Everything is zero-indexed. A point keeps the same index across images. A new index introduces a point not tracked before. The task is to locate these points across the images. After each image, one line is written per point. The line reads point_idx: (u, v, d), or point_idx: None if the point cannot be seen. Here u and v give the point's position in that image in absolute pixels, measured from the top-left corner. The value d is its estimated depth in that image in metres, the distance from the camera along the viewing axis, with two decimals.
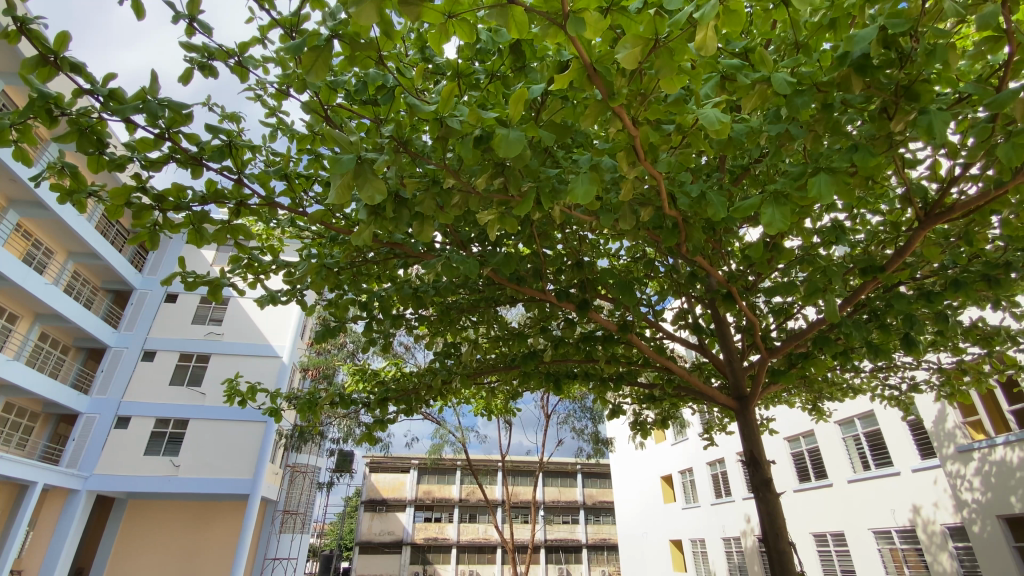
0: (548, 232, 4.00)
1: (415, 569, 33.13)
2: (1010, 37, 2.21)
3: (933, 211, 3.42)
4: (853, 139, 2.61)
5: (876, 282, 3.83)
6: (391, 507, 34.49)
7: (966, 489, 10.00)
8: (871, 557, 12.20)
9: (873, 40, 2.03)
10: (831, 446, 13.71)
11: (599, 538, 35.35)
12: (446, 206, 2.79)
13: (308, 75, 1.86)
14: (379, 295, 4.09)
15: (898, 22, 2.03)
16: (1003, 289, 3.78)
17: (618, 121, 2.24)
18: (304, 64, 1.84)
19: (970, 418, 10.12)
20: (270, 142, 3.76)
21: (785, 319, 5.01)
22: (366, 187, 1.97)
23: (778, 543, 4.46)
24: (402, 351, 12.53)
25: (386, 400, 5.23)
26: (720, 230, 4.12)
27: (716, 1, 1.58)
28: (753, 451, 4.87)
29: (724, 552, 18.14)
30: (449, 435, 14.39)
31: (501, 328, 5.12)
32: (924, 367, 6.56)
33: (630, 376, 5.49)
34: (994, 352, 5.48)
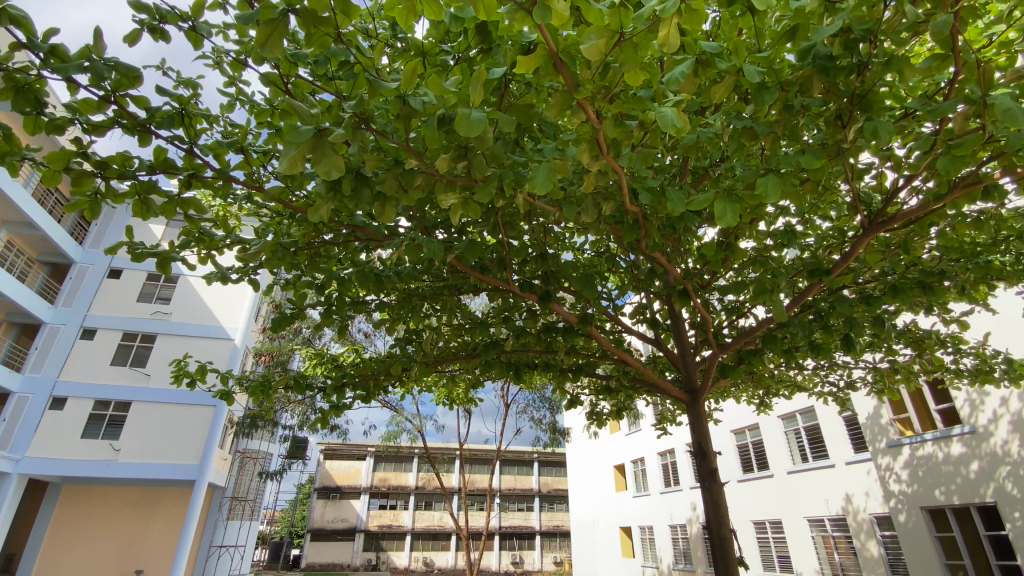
0: (514, 222, 3.98)
1: (368, 556, 32.99)
2: (956, 56, 2.32)
3: (876, 218, 3.61)
4: (806, 144, 2.69)
5: (820, 284, 4.02)
6: (345, 494, 34.14)
7: (894, 481, 10.69)
8: (805, 544, 12.96)
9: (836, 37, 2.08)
10: (773, 439, 14.41)
11: (552, 525, 36.06)
12: (409, 188, 2.73)
13: (262, 50, 1.81)
14: (338, 279, 3.99)
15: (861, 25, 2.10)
16: (935, 295, 4.07)
17: (581, 113, 2.26)
18: (257, 38, 1.79)
19: (900, 415, 10.80)
20: (227, 113, 3.57)
21: (735, 317, 5.21)
22: (324, 162, 1.94)
23: (720, 530, 4.65)
24: (361, 338, 12.36)
25: (344, 385, 5.14)
26: (679, 229, 4.24)
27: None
28: (701, 443, 5.06)
29: (670, 539, 18.86)
30: (406, 422, 14.28)
31: (464, 316, 5.09)
32: (861, 366, 6.94)
33: (588, 368, 5.59)
34: (923, 353, 5.86)
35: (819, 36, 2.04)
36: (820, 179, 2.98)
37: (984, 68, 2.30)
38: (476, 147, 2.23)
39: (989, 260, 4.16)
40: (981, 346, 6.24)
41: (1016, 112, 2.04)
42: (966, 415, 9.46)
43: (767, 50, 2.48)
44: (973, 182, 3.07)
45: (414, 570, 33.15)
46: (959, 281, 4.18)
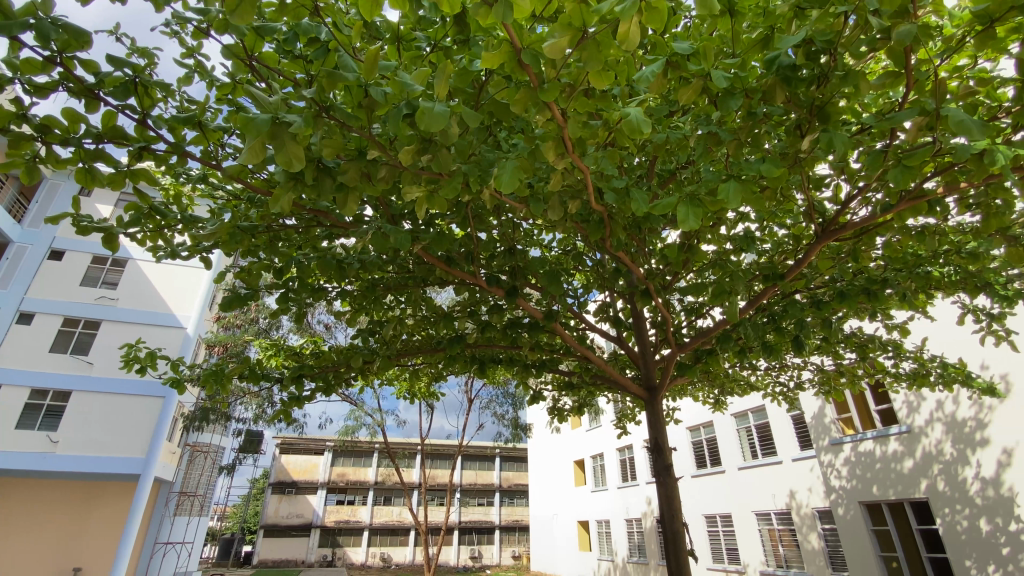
0: (482, 216, 3.96)
1: (323, 552, 32.39)
2: (907, 75, 2.42)
3: (828, 227, 3.77)
4: (766, 152, 2.78)
5: (774, 289, 4.18)
6: (300, 489, 33.38)
7: (835, 477, 11.28)
8: (753, 537, 13.52)
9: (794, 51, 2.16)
10: (726, 436, 14.93)
11: (511, 520, 36.32)
12: (373, 177, 2.68)
13: (230, 17, 1.83)
14: (298, 266, 3.86)
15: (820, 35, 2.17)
16: (879, 302, 4.29)
17: (548, 111, 2.27)
18: (226, 4, 1.80)
19: (843, 415, 11.36)
20: (185, 86, 3.38)
21: (694, 318, 5.35)
22: (283, 150, 1.90)
23: (672, 524, 4.80)
24: (321, 330, 12.09)
25: (301, 376, 4.99)
26: (644, 229, 4.32)
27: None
28: (657, 439, 5.19)
29: (626, 532, 19.36)
30: (366, 417, 14.04)
31: (428, 309, 5.02)
32: (810, 368, 7.25)
33: (552, 364, 5.65)
34: (867, 357, 6.18)
35: (783, 45, 2.10)
36: (778, 187, 3.08)
37: (932, 86, 2.43)
38: (440, 140, 2.20)
39: (928, 270, 4.42)
40: (919, 351, 6.63)
41: (969, 127, 2.16)
42: (903, 415, 10.03)
43: (737, 56, 2.53)
44: (916, 197, 3.25)
45: (370, 565, 32.79)
46: (901, 289, 4.42)
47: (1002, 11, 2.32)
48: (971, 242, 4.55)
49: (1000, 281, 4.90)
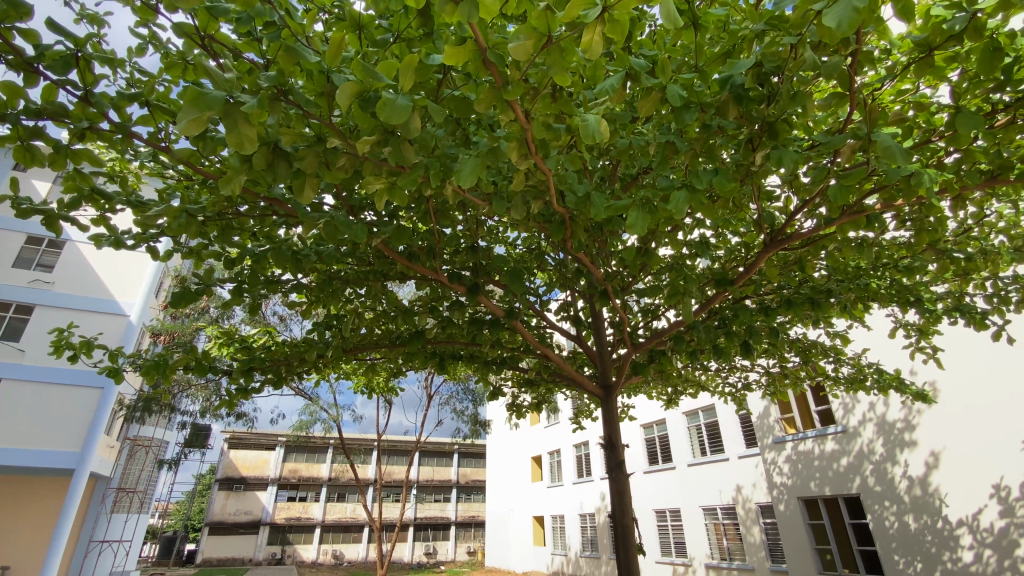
0: (445, 212, 3.94)
1: (272, 550, 31.50)
2: (851, 96, 2.56)
3: (776, 236, 3.95)
4: (719, 163, 2.90)
5: (725, 294, 4.35)
6: (249, 486, 32.32)
7: (777, 474, 11.82)
8: (699, 531, 14.05)
9: (745, 70, 2.27)
10: (677, 434, 15.42)
11: (467, 515, 36.31)
12: (331, 167, 2.62)
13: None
14: (252, 255, 3.73)
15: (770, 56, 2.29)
16: (821, 310, 4.53)
17: (511, 112, 2.29)
18: None
19: (786, 415, 11.92)
20: (135, 60, 3.19)
21: (650, 319, 5.50)
22: (234, 130, 1.84)
23: (623, 519, 4.93)
24: (276, 322, 11.72)
25: (252, 368, 4.80)
26: (604, 232, 4.40)
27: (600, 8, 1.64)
28: (611, 436, 5.32)
29: (580, 527, 19.76)
30: (320, 412, 13.69)
31: (388, 304, 4.95)
32: (757, 370, 7.57)
33: (512, 361, 5.71)
34: (809, 362, 6.51)
35: (736, 66, 2.20)
36: (731, 195, 3.21)
37: (871, 111, 2.58)
38: (401, 132, 2.17)
39: (866, 283, 4.69)
40: (857, 357, 7.02)
41: (893, 154, 2.32)
42: (840, 416, 10.62)
43: (697, 69, 2.62)
44: (856, 212, 3.46)
45: (322, 563, 32.17)
46: (842, 300, 4.67)
47: (937, 42, 2.50)
48: (904, 257, 4.86)
49: (930, 295, 5.25)
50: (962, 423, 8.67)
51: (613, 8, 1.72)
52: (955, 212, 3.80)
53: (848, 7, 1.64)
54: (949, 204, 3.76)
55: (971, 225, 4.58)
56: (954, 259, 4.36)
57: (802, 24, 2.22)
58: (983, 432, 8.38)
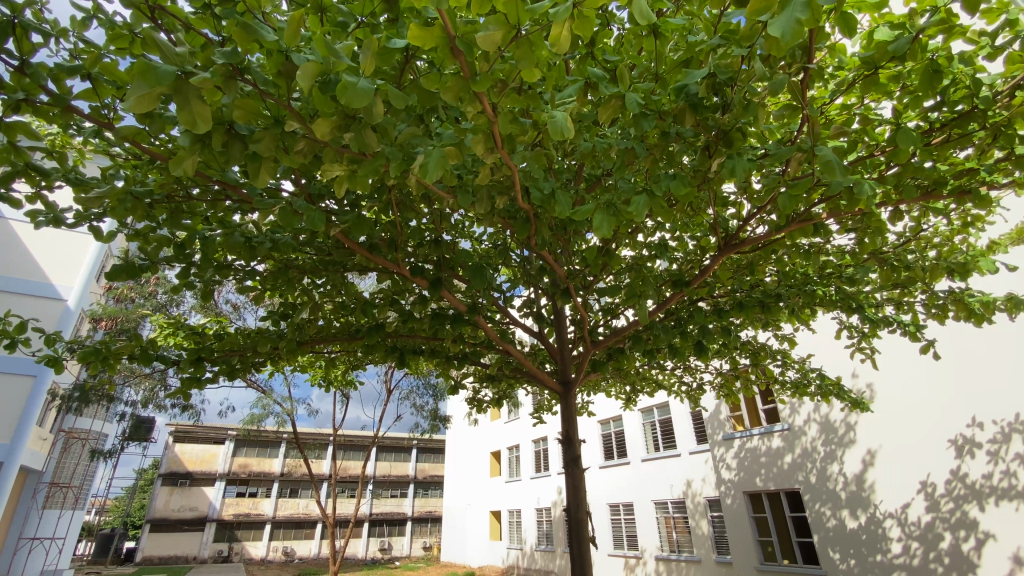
0: (409, 204, 3.90)
1: (218, 547, 30.35)
2: (801, 107, 2.69)
3: (731, 241, 4.09)
4: (678, 168, 3.00)
5: (681, 295, 4.49)
6: (196, 481, 31.12)
7: (725, 469, 12.32)
8: (650, 524, 14.48)
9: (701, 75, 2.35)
10: (633, 431, 15.80)
11: (424, 511, 36.13)
12: (290, 150, 2.56)
13: None
14: (202, 241, 3.57)
15: (725, 63, 2.37)
16: (770, 313, 4.74)
17: (476, 104, 2.29)
18: None
19: (735, 413, 12.41)
20: (78, 28, 2.98)
21: (610, 317, 5.62)
22: (186, 108, 1.78)
23: (577, 512, 5.03)
24: (228, 311, 11.27)
25: (201, 358, 4.60)
26: (568, 230, 4.46)
27: (569, 5, 1.66)
28: (568, 431, 5.41)
29: (536, 521, 20.01)
30: (274, 405, 13.28)
31: (348, 296, 4.85)
32: (711, 371, 7.84)
33: (473, 357, 5.72)
34: (759, 363, 6.79)
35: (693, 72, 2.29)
36: (688, 200, 3.32)
37: (820, 124, 2.72)
38: (363, 117, 2.15)
39: (813, 288, 4.93)
40: (803, 362, 7.37)
41: (835, 167, 2.45)
42: (786, 415, 11.13)
43: (658, 74, 2.71)
44: (805, 220, 3.64)
45: (272, 560, 31.04)
46: (790, 304, 4.89)
47: (881, 61, 2.65)
48: (848, 266, 5.13)
49: (871, 303, 5.55)
50: (895, 424, 9.26)
51: (582, 5, 1.75)
52: (893, 224, 4.05)
53: (793, 17, 1.75)
54: (889, 215, 3.99)
55: (909, 238, 4.87)
56: (893, 267, 4.63)
57: (752, 35, 2.32)
58: (915, 432, 9.00)
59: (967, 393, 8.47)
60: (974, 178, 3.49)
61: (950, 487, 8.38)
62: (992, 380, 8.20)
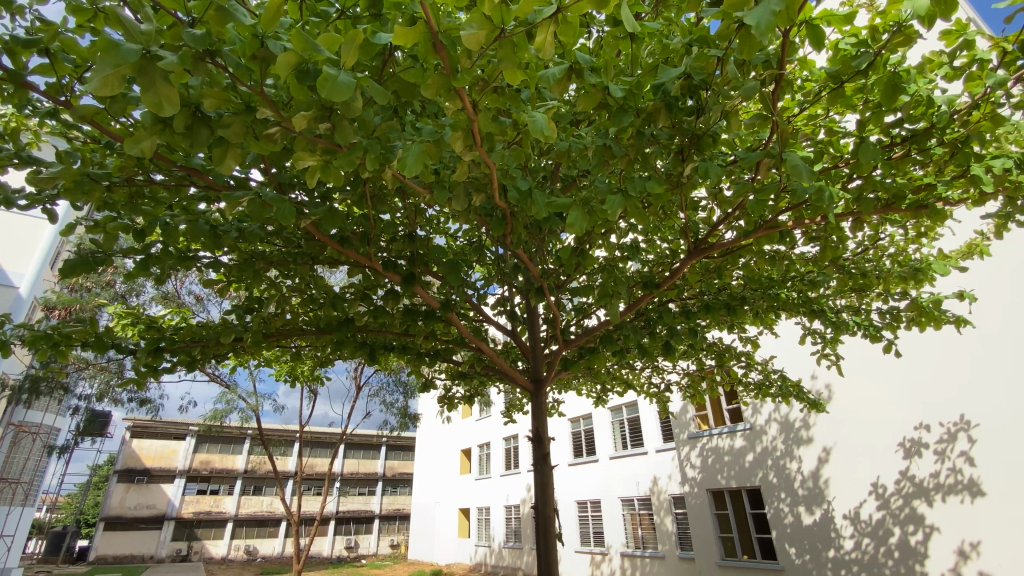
0: (384, 197, 3.85)
1: (176, 546, 29.42)
2: (771, 118, 2.77)
3: (701, 245, 4.19)
4: (652, 172, 3.05)
5: (651, 296, 4.57)
6: (154, 478, 30.10)
7: (689, 467, 12.62)
8: (617, 521, 14.72)
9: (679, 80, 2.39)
10: (602, 429, 16.01)
11: (392, 509, 35.81)
12: (261, 138, 2.50)
13: None
14: (163, 229, 3.45)
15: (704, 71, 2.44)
16: (736, 315, 4.87)
17: (457, 100, 2.29)
18: None
19: (700, 412, 12.70)
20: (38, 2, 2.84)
21: (582, 317, 5.68)
22: (151, 91, 1.73)
23: (545, 509, 5.08)
24: (191, 302, 10.90)
25: (160, 349, 4.43)
26: (543, 230, 4.49)
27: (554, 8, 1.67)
28: (538, 429, 5.44)
29: (504, 518, 20.10)
30: (237, 400, 12.92)
31: (318, 289, 4.76)
32: (678, 371, 8.01)
33: (445, 354, 5.70)
34: (724, 364, 6.98)
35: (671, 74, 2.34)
36: (660, 203, 3.38)
37: (786, 133, 2.82)
38: (341, 109, 2.12)
39: (776, 292, 5.09)
40: (765, 364, 7.60)
41: (800, 172, 2.54)
42: (748, 416, 11.45)
43: (636, 79, 2.75)
44: (771, 227, 3.76)
45: (233, 559, 30.26)
46: (755, 307, 5.04)
47: (848, 76, 2.75)
48: (810, 272, 5.32)
49: (831, 308, 5.76)
50: (852, 426, 9.64)
51: (567, 10, 1.77)
52: (854, 233, 4.22)
53: (768, 12, 1.73)
54: (850, 225, 4.16)
55: (867, 246, 5.08)
56: (851, 274, 4.82)
57: (729, 38, 2.37)
58: (869, 433, 9.39)
59: (917, 396, 8.92)
60: (930, 193, 3.67)
61: (899, 487, 8.79)
62: (940, 384, 8.67)
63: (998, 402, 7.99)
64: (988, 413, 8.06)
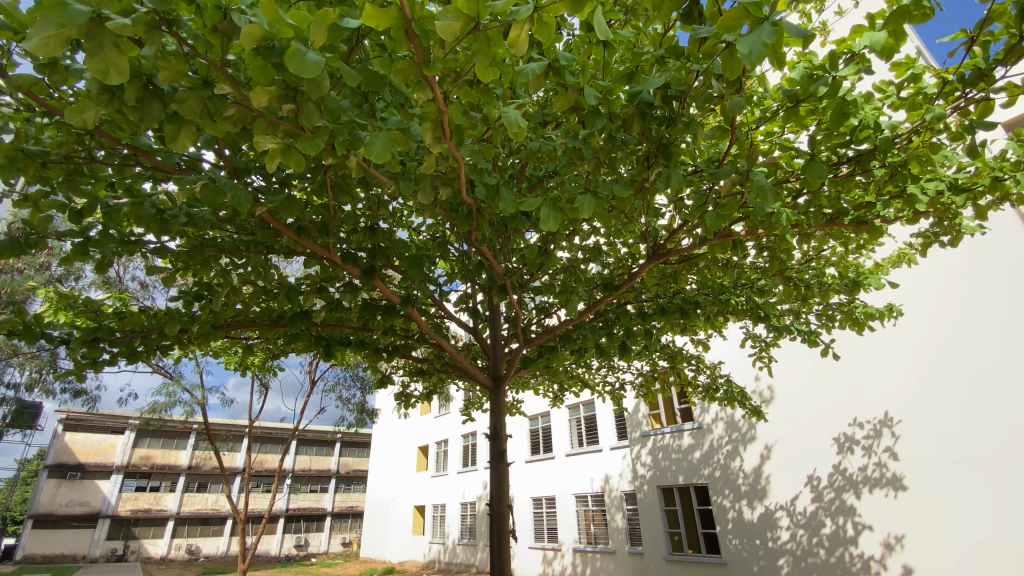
0: (346, 187, 3.76)
1: (112, 546, 27.91)
2: (733, 130, 2.86)
3: (659, 250, 4.31)
4: (617, 176, 3.11)
5: (610, 298, 4.66)
6: (88, 474, 28.39)
7: (641, 465, 12.95)
8: (570, 517, 14.97)
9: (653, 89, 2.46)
10: (559, 427, 16.23)
11: (345, 506, 35.14)
12: (218, 116, 2.39)
13: None
14: (104, 210, 3.24)
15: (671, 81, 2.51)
16: (689, 319, 5.03)
17: (428, 90, 2.27)
18: None
19: (653, 411, 13.05)
20: None
21: (543, 316, 5.74)
22: (98, 56, 1.63)
23: (499, 505, 5.11)
24: (135, 289, 10.37)
25: (96, 338, 4.18)
26: (508, 228, 4.50)
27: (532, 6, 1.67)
28: (495, 426, 5.46)
29: (460, 515, 20.10)
30: (182, 393, 12.34)
31: (272, 280, 4.60)
32: (633, 372, 8.21)
33: (403, 349, 5.63)
34: (676, 365, 7.21)
35: (645, 82, 2.40)
36: (623, 208, 3.45)
37: (747, 146, 2.93)
38: (307, 91, 2.06)
39: (727, 298, 5.30)
40: (714, 366, 7.90)
41: (765, 191, 2.71)
42: (697, 415, 11.86)
43: (607, 83, 2.80)
44: (725, 236, 3.89)
45: (173, 558, 28.95)
46: (706, 311, 5.23)
47: (805, 96, 2.87)
48: (759, 280, 5.56)
49: (777, 314, 6.03)
50: (790, 426, 10.16)
51: (543, 9, 1.79)
52: (801, 245, 4.43)
53: (760, 42, 1.79)
54: (798, 238, 4.37)
55: (812, 258, 5.37)
56: (796, 284, 5.08)
57: (708, 55, 2.42)
58: (806, 431, 9.91)
59: (848, 394, 9.52)
60: (870, 210, 3.91)
61: (831, 479, 9.33)
62: (867, 383, 9.31)
63: (918, 400, 8.67)
64: (909, 410, 8.72)
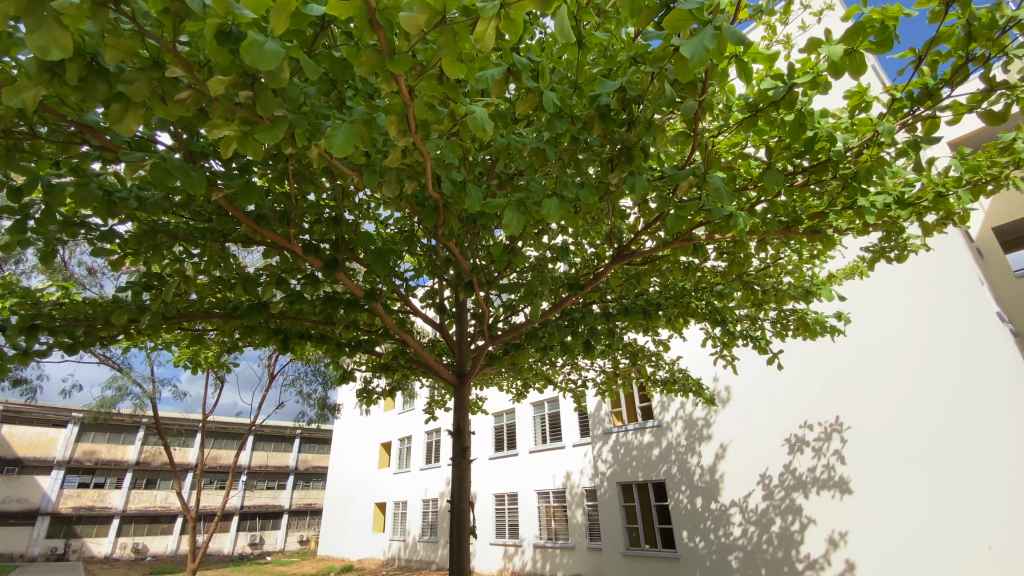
0: (309, 177, 3.68)
1: (52, 544, 26.49)
2: (693, 136, 2.93)
3: (624, 251, 4.37)
4: (582, 177, 3.13)
5: (575, 297, 4.70)
6: (26, 469, 26.77)
7: (602, 462, 13.15)
8: (531, 514, 15.09)
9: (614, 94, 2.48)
10: (523, 424, 16.32)
11: (303, 503, 34.36)
12: (170, 98, 2.29)
13: None
14: (45, 189, 3.05)
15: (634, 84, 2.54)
16: (650, 320, 5.13)
17: (393, 83, 2.24)
18: None
19: (615, 409, 13.28)
20: None
21: (509, 313, 5.73)
22: (38, 31, 1.54)
23: (460, 502, 5.09)
24: (81, 275, 9.85)
25: (34, 327, 3.93)
26: (475, 224, 4.48)
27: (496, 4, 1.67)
28: (459, 423, 5.42)
29: (421, 512, 19.96)
30: (131, 386, 11.80)
31: (229, 270, 4.43)
32: (595, 370, 8.31)
33: (366, 344, 5.52)
34: (637, 365, 7.35)
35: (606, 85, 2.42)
36: (589, 209, 3.48)
37: (707, 152, 3.00)
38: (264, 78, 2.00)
39: (689, 300, 5.42)
40: (672, 365, 8.11)
41: (721, 194, 2.76)
42: (657, 413, 12.12)
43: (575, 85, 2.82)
44: (687, 239, 3.97)
45: (118, 558, 27.73)
46: (668, 312, 5.35)
47: (761, 104, 2.97)
48: (719, 284, 5.71)
49: (735, 318, 6.22)
50: (746, 426, 10.49)
51: (510, 7, 1.78)
52: (759, 250, 4.57)
53: (702, 46, 1.88)
54: (756, 243, 4.51)
55: (769, 264, 5.56)
56: (754, 288, 5.23)
57: (662, 58, 2.48)
58: (760, 431, 10.26)
59: (801, 398, 9.89)
60: (823, 220, 4.06)
61: (782, 479, 9.68)
62: (820, 388, 9.69)
63: (867, 406, 9.08)
64: (858, 415, 9.13)
